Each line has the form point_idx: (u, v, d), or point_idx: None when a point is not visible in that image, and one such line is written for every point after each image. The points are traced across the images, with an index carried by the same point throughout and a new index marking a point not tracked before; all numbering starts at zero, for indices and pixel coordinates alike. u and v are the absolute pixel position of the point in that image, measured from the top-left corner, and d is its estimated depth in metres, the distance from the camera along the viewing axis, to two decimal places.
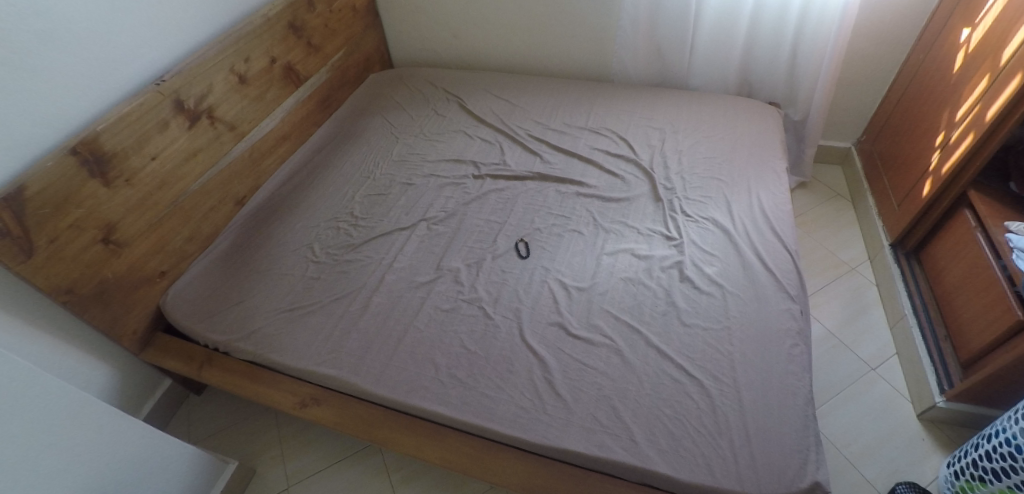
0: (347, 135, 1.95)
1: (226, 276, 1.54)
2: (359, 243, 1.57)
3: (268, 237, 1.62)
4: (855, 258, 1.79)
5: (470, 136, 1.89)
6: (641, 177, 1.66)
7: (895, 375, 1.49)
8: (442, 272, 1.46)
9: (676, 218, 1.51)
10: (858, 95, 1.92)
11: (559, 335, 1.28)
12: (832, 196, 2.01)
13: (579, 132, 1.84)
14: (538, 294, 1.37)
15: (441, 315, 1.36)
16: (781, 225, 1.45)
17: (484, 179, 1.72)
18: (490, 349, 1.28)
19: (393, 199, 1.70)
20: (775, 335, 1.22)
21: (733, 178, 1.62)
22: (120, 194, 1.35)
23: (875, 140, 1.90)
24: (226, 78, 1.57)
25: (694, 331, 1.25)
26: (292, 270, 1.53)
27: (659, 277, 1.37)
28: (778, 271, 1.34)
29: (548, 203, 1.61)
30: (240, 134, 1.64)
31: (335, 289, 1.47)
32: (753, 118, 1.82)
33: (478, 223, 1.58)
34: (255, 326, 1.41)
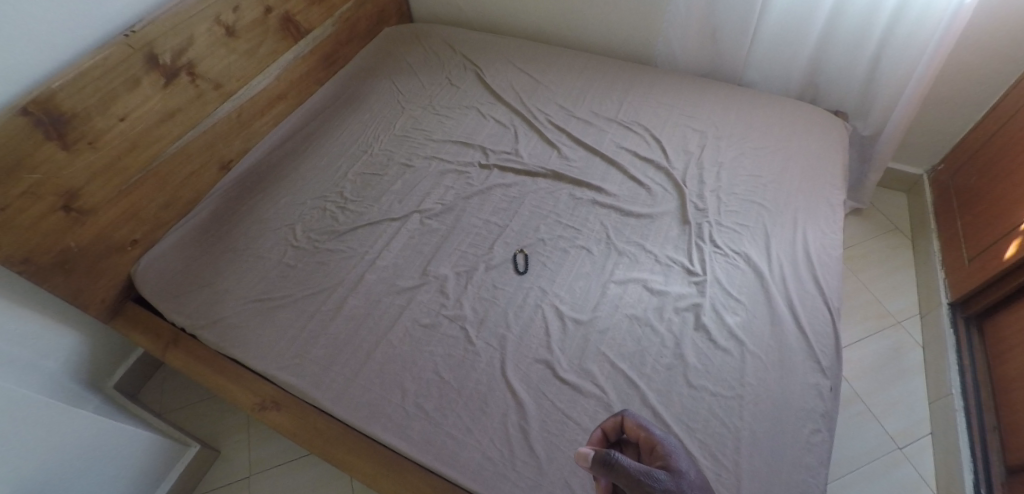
0: (351, 99, 1.80)
1: (201, 252, 1.43)
2: (344, 230, 1.42)
3: (250, 211, 1.50)
4: (902, 311, 1.66)
5: (483, 115, 1.70)
6: (670, 190, 1.45)
7: (924, 459, 1.42)
8: (427, 279, 1.30)
9: (703, 247, 1.32)
10: (945, 115, 1.68)
11: (544, 376, 1.13)
12: (889, 229, 1.83)
13: (607, 124, 1.62)
14: (529, 320, 1.22)
15: (419, 330, 1.21)
16: (824, 274, 1.27)
17: (491, 169, 1.54)
18: (464, 381, 1.13)
19: (388, 181, 1.54)
20: (795, 415, 1.09)
21: (779, 205, 1.40)
22: (83, 158, 1.22)
23: (955, 173, 1.68)
24: (211, 29, 1.42)
25: (700, 395, 1.11)
26: (269, 252, 1.40)
27: (670, 320, 1.21)
28: (811, 333, 1.19)
29: (559, 209, 1.43)
30: (226, 94, 1.51)
31: (310, 281, 1.33)
32: (814, 129, 1.56)
33: (475, 224, 1.41)
34: (220, 315, 1.29)
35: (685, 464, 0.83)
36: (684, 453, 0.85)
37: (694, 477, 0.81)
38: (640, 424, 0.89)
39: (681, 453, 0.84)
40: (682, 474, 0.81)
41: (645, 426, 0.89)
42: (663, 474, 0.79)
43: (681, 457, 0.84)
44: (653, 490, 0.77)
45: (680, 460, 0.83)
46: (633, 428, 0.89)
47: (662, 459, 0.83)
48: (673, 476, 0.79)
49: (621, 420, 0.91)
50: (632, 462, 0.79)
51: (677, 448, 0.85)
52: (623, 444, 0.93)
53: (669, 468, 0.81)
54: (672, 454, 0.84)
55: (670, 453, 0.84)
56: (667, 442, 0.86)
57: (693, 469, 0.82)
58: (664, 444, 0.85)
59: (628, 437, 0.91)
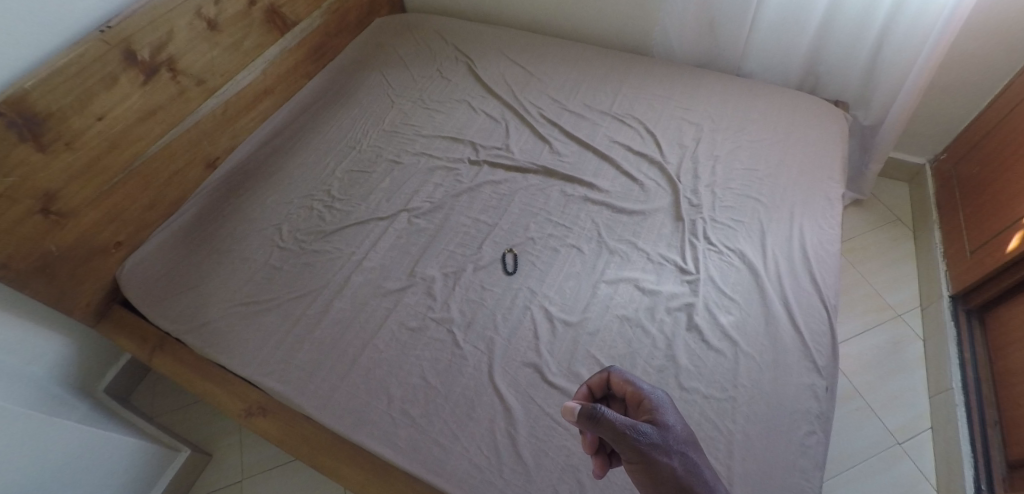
0: (340, 93, 1.76)
1: (187, 254, 1.40)
2: (331, 230, 1.39)
3: (236, 211, 1.47)
4: (903, 304, 1.63)
5: (474, 109, 1.66)
6: (663, 184, 1.41)
7: (923, 455, 1.39)
8: (414, 280, 1.28)
9: (697, 244, 1.29)
10: (949, 102, 1.63)
11: (533, 380, 1.11)
12: (891, 219, 1.79)
13: (600, 117, 1.58)
14: (518, 322, 1.19)
15: (405, 334, 1.19)
16: (822, 271, 1.24)
17: (481, 166, 1.51)
18: (451, 385, 1.11)
19: (376, 179, 1.51)
20: (790, 417, 1.07)
21: (776, 200, 1.36)
22: (61, 160, 1.17)
23: (959, 162, 1.64)
24: (191, 23, 1.36)
25: (692, 398, 1.09)
26: (255, 254, 1.38)
27: (662, 321, 1.18)
28: (808, 332, 1.16)
29: (549, 206, 1.40)
30: (210, 90, 1.46)
31: (296, 284, 1.30)
32: (813, 119, 1.52)
33: (464, 223, 1.38)
34: (206, 319, 1.27)
35: (673, 418, 0.79)
36: (672, 408, 0.82)
37: (682, 430, 0.78)
38: (626, 378, 0.86)
39: (668, 407, 0.81)
40: (669, 428, 0.78)
41: (632, 381, 0.85)
42: (650, 429, 0.76)
43: (668, 412, 0.80)
44: (638, 444, 0.74)
45: (667, 414, 0.80)
46: (619, 382, 0.86)
47: (648, 413, 0.80)
48: (659, 430, 0.76)
49: (608, 376, 0.87)
50: (616, 415, 0.76)
51: (664, 402, 0.82)
52: (610, 398, 0.90)
53: (656, 422, 0.78)
54: (659, 408, 0.80)
55: (657, 407, 0.80)
56: (655, 396, 0.82)
57: (681, 423, 0.79)
58: (651, 399, 0.82)
59: (614, 393, 0.87)
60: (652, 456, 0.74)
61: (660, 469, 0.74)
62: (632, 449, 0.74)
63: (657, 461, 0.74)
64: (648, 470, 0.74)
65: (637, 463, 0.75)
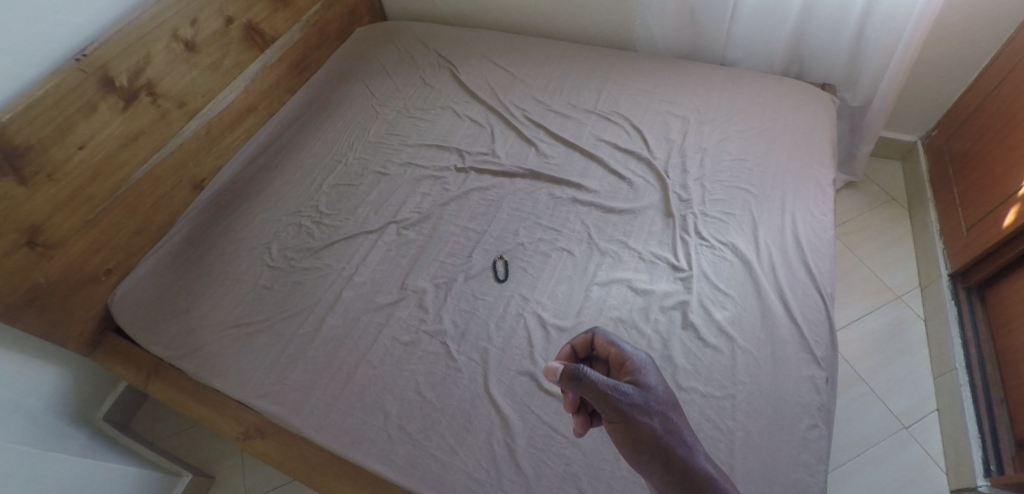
0: (323, 105, 1.75)
1: (177, 276, 1.37)
2: (320, 246, 1.38)
3: (224, 231, 1.44)
4: (902, 286, 1.61)
5: (458, 115, 1.65)
6: (652, 181, 1.40)
7: (930, 438, 1.38)
8: (405, 293, 1.27)
9: (688, 240, 1.27)
10: (936, 79, 1.61)
11: (528, 389, 1.10)
12: (886, 200, 1.77)
13: (585, 116, 1.57)
14: (512, 330, 1.18)
15: (399, 349, 1.18)
16: (816, 260, 1.23)
17: (468, 172, 1.50)
18: (447, 398, 1.10)
19: (363, 191, 1.50)
20: (791, 411, 1.06)
21: (766, 190, 1.34)
22: (43, 192, 1.14)
23: (949, 138, 1.62)
24: (169, 45, 1.33)
25: (689, 398, 1.08)
26: (246, 274, 1.35)
27: (656, 321, 1.17)
28: (804, 323, 1.15)
29: (538, 210, 1.39)
30: (192, 110, 1.42)
31: (287, 303, 1.29)
32: (801, 105, 1.50)
33: (453, 231, 1.37)
34: (199, 343, 1.24)
35: (654, 380, 0.83)
36: (653, 370, 0.85)
37: (663, 391, 0.82)
38: (611, 341, 0.90)
39: (650, 369, 0.85)
40: (650, 389, 0.81)
41: (615, 343, 0.89)
42: (632, 389, 0.79)
43: (650, 373, 0.84)
44: (619, 403, 0.77)
45: (649, 376, 0.83)
46: (604, 344, 0.90)
47: (630, 374, 0.84)
48: (641, 391, 0.79)
49: (592, 337, 0.92)
50: (599, 376, 0.79)
51: (646, 365, 0.85)
52: (594, 360, 0.94)
53: (638, 383, 0.82)
54: (641, 370, 0.84)
55: (640, 369, 0.84)
56: (637, 358, 0.86)
57: (661, 384, 0.83)
58: (633, 361, 0.85)
59: (598, 354, 0.91)
60: (632, 415, 0.77)
61: (639, 427, 0.77)
62: (613, 408, 0.77)
63: (636, 419, 0.77)
64: (627, 428, 0.77)
65: (617, 421, 0.78)
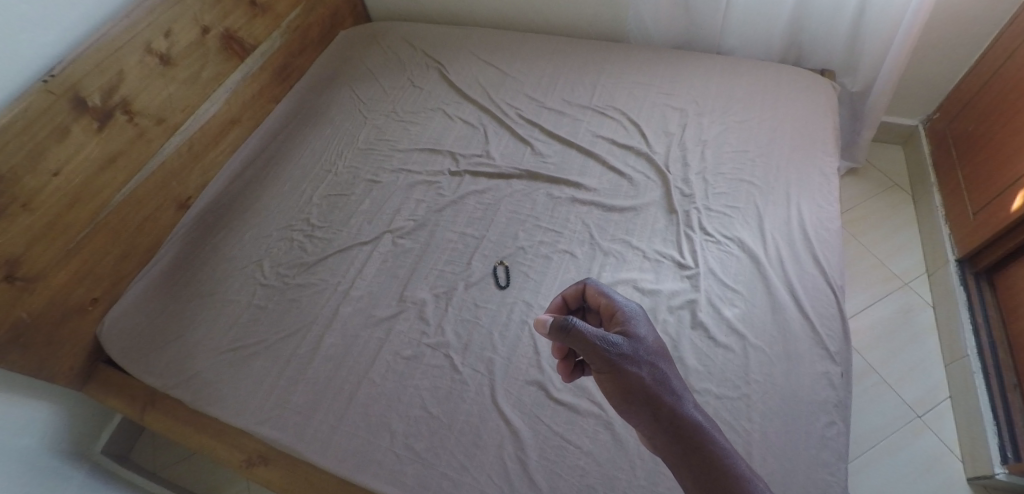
0: (310, 113, 1.70)
1: (167, 301, 1.32)
2: (314, 261, 1.33)
3: (213, 250, 1.40)
4: (909, 271, 1.59)
5: (450, 116, 1.60)
6: (652, 176, 1.36)
7: (945, 425, 1.36)
8: (405, 306, 1.23)
9: (693, 237, 1.24)
10: (936, 59, 1.60)
11: (538, 399, 1.07)
12: (888, 185, 1.76)
13: (580, 112, 1.53)
14: (517, 339, 1.15)
15: (401, 364, 1.14)
16: (824, 250, 1.20)
17: (462, 176, 1.45)
18: (454, 414, 1.07)
19: (356, 201, 1.45)
20: (807, 409, 1.03)
21: (769, 181, 1.32)
22: (19, 223, 1.09)
23: (952, 122, 1.62)
24: (143, 60, 1.27)
25: (703, 400, 1.05)
26: (238, 294, 1.31)
27: (665, 321, 1.13)
28: (816, 317, 1.12)
29: (537, 211, 1.35)
30: (171, 127, 1.37)
31: (282, 322, 1.24)
32: (801, 93, 1.48)
33: (450, 238, 1.33)
34: (193, 370, 1.20)
35: (644, 330, 0.82)
36: (643, 320, 0.85)
37: (652, 341, 0.81)
38: (602, 291, 0.90)
39: (640, 320, 0.84)
40: (640, 339, 0.80)
41: (606, 294, 0.89)
42: (621, 339, 0.78)
43: (640, 324, 0.84)
44: (608, 354, 0.76)
45: (639, 326, 0.83)
46: (596, 294, 0.90)
47: (620, 324, 0.84)
48: (631, 341, 0.79)
49: (583, 287, 0.92)
50: (589, 327, 0.77)
51: (636, 315, 0.85)
52: (585, 310, 0.95)
53: (628, 333, 0.81)
54: (632, 321, 0.83)
55: (631, 319, 0.84)
56: (627, 308, 0.86)
57: (651, 334, 0.82)
58: (624, 311, 0.85)
59: (589, 303, 0.92)
60: (621, 365, 0.77)
61: (629, 377, 0.76)
62: (602, 358, 0.77)
63: (625, 369, 0.76)
64: (617, 378, 0.77)
65: (606, 372, 0.77)
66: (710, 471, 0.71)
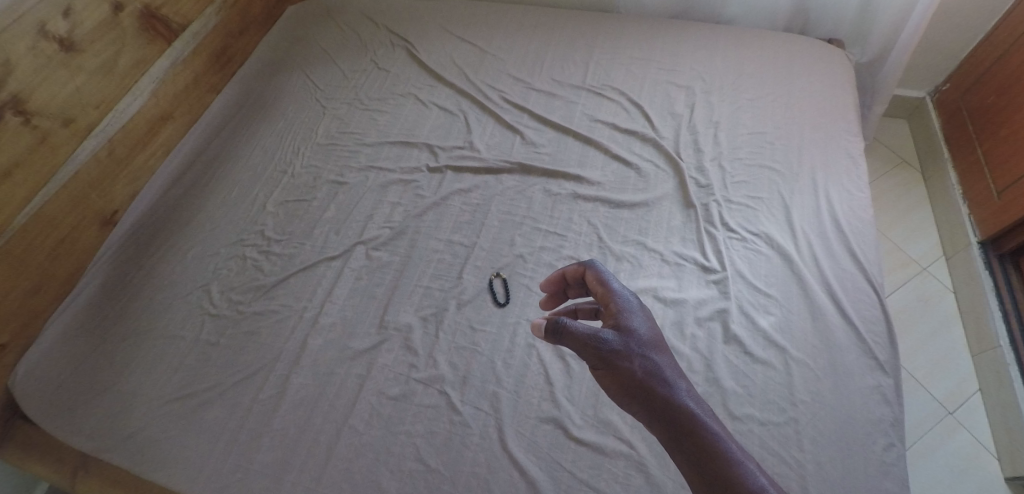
0: (257, 104, 1.46)
1: (95, 342, 1.09)
2: (272, 283, 1.12)
3: (150, 275, 1.17)
4: (926, 255, 1.50)
5: (423, 102, 1.39)
6: (662, 165, 1.20)
7: (977, 421, 1.27)
8: (387, 333, 1.04)
9: (715, 234, 1.09)
10: (950, 24, 1.48)
11: (554, 440, 0.90)
12: (895, 162, 1.66)
13: (574, 93, 1.35)
14: (524, 366, 0.98)
15: (388, 405, 0.96)
16: (859, 243, 1.06)
17: (443, 172, 1.26)
18: (456, 465, 0.89)
19: (318, 207, 1.24)
20: (862, 432, 0.89)
21: (793, 166, 1.17)
22: None
23: (965, 93, 1.51)
24: (38, 46, 1.01)
25: (746, 429, 0.90)
26: (184, 327, 1.09)
27: (693, 337, 0.98)
28: (860, 322, 0.98)
29: (534, 211, 1.17)
30: (83, 129, 1.11)
31: (239, 361, 1.04)
32: (816, 66, 1.34)
33: (435, 247, 1.14)
34: (132, 427, 0.98)
35: (639, 322, 0.72)
36: (641, 310, 0.75)
37: (648, 333, 0.71)
38: (600, 279, 0.79)
39: (637, 311, 0.74)
40: (633, 332, 0.71)
41: (603, 280, 0.80)
42: (610, 333, 0.70)
43: (636, 316, 0.73)
44: (595, 351, 0.69)
45: (633, 318, 0.73)
46: (595, 282, 0.80)
47: (614, 316, 0.74)
48: (622, 336, 0.70)
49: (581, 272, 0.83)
50: (577, 323, 0.71)
51: (633, 306, 0.75)
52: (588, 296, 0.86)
53: (619, 326, 0.71)
54: (625, 312, 0.73)
55: (624, 309, 0.74)
56: (623, 298, 0.76)
57: (648, 326, 0.72)
58: (618, 302, 0.75)
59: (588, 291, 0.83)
60: (611, 363, 0.68)
61: (620, 376, 0.67)
62: (590, 357, 0.69)
63: (614, 368, 0.67)
64: (607, 377, 0.68)
65: (597, 372, 0.69)
66: (716, 482, 0.61)
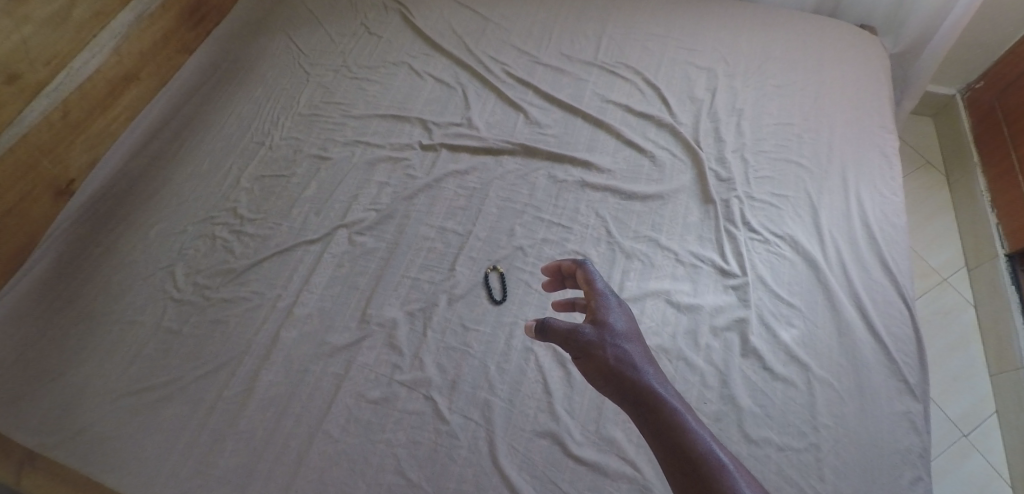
0: (234, 69, 1.33)
1: (43, 325, 0.97)
2: (244, 267, 1.01)
3: (110, 253, 1.05)
4: (946, 265, 1.41)
5: (418, 72, 1.27)
6: (679, 155, 1.10)
7: (991, 444, 1.20)
8: (370, 329, 0.94)
9: (736, 234, 0.99)
10: (991, 16, 1.37)
11: (551, 457, 0.81)
12: (918, 162, 1.57)
13: (584, 70, 1.24)
14: (520, 373, 0.88)
15: (368, 410, 0.86)
16: (891, 253, 0.97)
17: (438, 151, 1.14)
18: (441, 480, 0.80)
19: (298, 184, 1.12)
20: (888, 463, 0.81)
21: (821, 162, 1.07)
22: None
23: (1002, 93, 1.41)
24: None
25: (763, 454, 0.81)
26: (144, 312, 0.98)
27: (708, 348, 0.89)
28: (890, 340, 0.90)
29: (537, 198, 1.06)
30: (31, 87, 0.97)
31: (204, 352, 0.93)
32: (849, 54, 1.23)
33: (426, 234, 1.04)
34: (82, 423, 0.88)
35: (618, 316, 0.67)
36: (622, 304, 0.69)
37: (625, 329, 0.65)
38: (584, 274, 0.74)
39: (617, 304, 0.68)
40: (608, 326, 0.65)
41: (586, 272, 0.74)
42: (584, 327, 0.64)
43: (615, 309, 0.68)
44: (571, 345, 0.63)
45: (611, 312, 0.67)
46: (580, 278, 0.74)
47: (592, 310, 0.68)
48: (597, 329, 0.64)
49: (565, 266, 0.78)
50: (555, 320, 0.66)
51: (613, 300, 0.69)
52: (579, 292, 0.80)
53: (596, 321, 0.66)
54: (604, 306, 0.68)
55: (601, 303, 0.68)
56: (603, 290, 0.70)
57: (625, 322, 0.66)
58: (598, 296, 0.69)
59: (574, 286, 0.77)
60: (586, 356, 0.62)
61: (595, 369, 0.61)
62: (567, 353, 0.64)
63: (589, 361, 0.62)
64: (584, 372, 0.62)
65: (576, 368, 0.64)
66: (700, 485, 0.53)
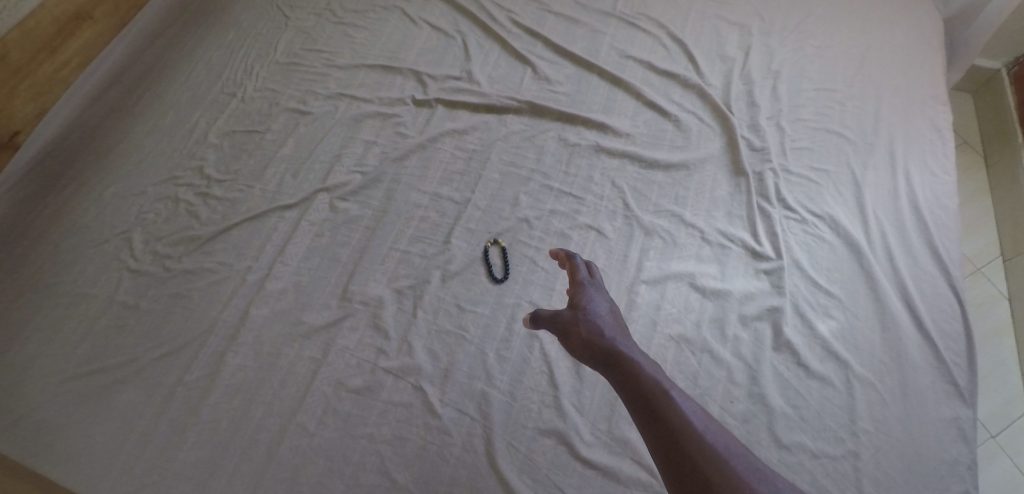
0: (206, 12, 1.18)
1: None
2: (209, 235, 0.89)
3: (59, 215, 0.93)
4: (981, 252, 1.31)
5: (414, 19, 1.12)
6: (707, 120, 0.97)
7: None
8: (352, 307, 0.82)
9: (769, 212, 0.88)
10: None
11: (555, 459, 0.71)
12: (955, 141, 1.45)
13: (602, 21, 1.10)
14: (522, 362, 0.78)
15: (347, 400, 0.76)
16: (944, 239, 0.86)
17: (434, 107, 1.01)
18: (428, 483, 0.70)
19: (274, 141, 0.99)
20: (936, 476, 0.71)
21: (866, 134, 0.95)
22: None
23: None
24: None
25: (796, 462, 0.71)
26: (96, 285, 0.86)
27: (735, 340, 0.78)
28: (940, 337, 0.79)
29: (545, 164, 0.94)
30: None
31: (163, 331, 0.82)
32: (898, 13, 1.09)
33: (419, 202, 0.92)
34: (22, 412, 0.76)
35: (597, 298, 0.64)
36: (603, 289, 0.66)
37: (604, 309, 0.62)
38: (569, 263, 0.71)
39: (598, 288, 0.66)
40: (587, 307, 0.62)
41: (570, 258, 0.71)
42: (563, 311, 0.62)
43: (595, 292, 0.65)
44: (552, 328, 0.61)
45: (591, 294, 0.64)
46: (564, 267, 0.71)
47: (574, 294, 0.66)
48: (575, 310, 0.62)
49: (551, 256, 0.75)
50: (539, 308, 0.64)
51: (594, 284, 0.66)
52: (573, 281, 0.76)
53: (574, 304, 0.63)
54: (583, 288, 0.65)
55: (580, 284, 0.66)
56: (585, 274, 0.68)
57: (605, 303, 0.63)
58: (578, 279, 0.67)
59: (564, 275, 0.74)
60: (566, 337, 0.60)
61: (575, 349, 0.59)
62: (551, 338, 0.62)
63: (569, 342, 0.60)
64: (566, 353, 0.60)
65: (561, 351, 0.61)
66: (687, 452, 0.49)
